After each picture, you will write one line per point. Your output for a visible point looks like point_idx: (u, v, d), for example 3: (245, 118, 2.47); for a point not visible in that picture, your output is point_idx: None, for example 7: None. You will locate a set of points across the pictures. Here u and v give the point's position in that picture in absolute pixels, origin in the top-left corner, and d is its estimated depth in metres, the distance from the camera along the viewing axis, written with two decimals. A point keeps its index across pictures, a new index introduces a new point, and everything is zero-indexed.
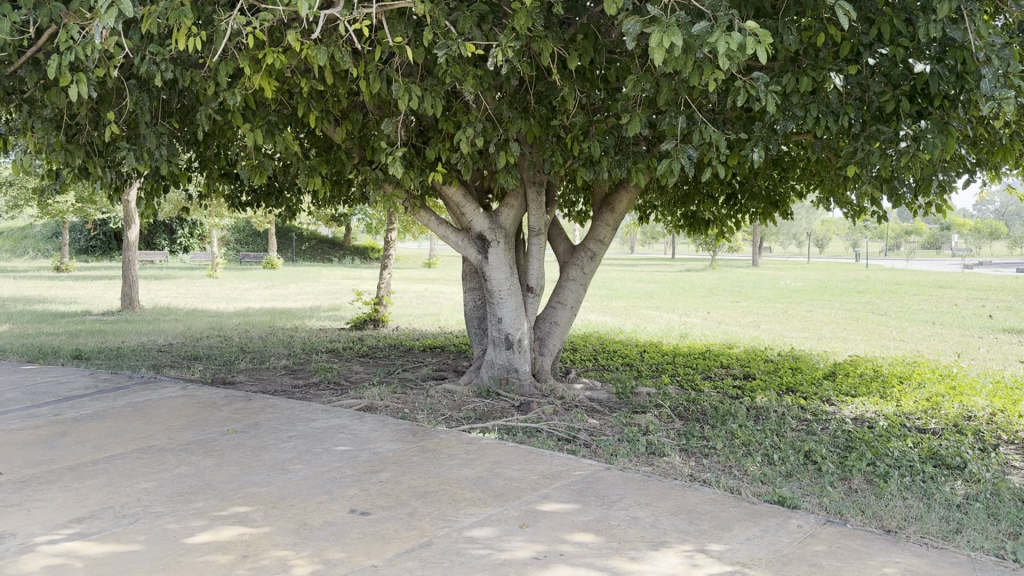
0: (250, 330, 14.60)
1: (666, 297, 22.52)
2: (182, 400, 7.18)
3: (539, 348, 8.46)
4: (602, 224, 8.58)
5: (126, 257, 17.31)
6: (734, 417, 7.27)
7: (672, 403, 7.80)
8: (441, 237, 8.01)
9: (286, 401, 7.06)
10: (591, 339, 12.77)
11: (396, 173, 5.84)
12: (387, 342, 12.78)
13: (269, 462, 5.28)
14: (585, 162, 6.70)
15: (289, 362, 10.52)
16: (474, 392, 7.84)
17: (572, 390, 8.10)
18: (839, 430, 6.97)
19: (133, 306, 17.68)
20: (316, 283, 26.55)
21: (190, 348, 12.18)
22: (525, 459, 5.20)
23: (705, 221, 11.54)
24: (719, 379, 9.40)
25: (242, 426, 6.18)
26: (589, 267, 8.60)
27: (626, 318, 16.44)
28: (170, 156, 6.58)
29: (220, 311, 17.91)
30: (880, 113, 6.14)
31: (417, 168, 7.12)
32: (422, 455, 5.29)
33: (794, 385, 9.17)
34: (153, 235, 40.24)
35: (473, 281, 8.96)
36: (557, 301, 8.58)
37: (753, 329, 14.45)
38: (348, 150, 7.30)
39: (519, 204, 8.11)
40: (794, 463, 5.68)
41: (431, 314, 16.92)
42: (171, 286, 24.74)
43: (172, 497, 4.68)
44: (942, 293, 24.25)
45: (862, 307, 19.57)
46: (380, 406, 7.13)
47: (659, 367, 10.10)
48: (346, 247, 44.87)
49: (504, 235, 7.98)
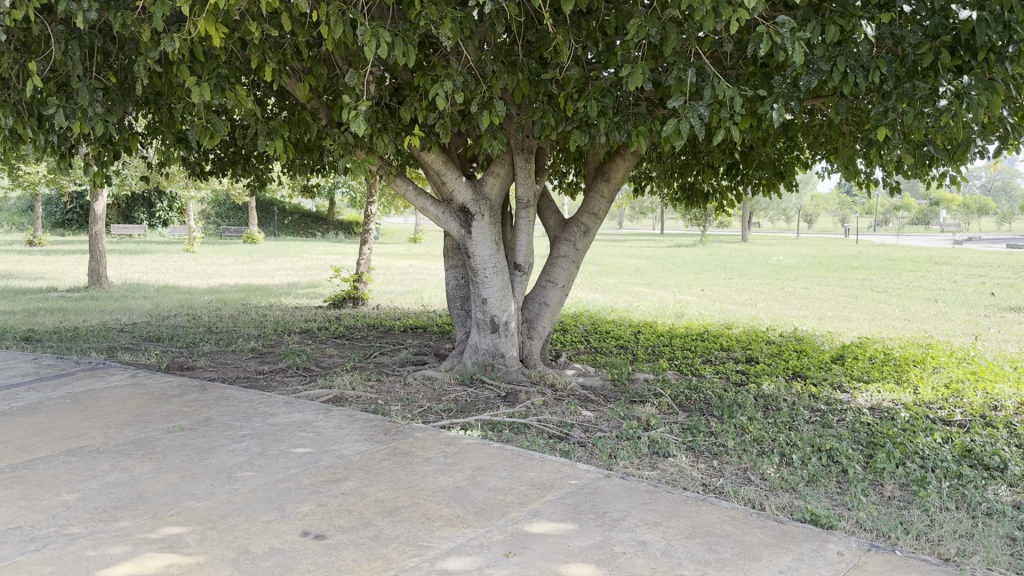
0: (221, 308, 13.81)
1: (657, 274, 21.87)
2: (129, 390, 6.42)
3: (527, 331, 7.75)
4: (596, 196, 7.83)
5: (92, 230, 16.42)
6: (741, 408, 6.61)
7: (672, 392, 7.12)
8: (418, 209, 7.24)
9: (245, 392, 6.33)
10: (581, 318, 12.07)
11: (360, 133, 5.04)
12: (366, 321, 12.05)
13: (214, 469, 4.55)
14: (580, 125, 5.94)
15: (258, 344, 9.77)
16: (456, 380, 7.14)
17: (563, 377, 7.42)
18: (859, 424, 6.34)
19: (100, 281, 16.80)
20: (297, 259, 25.72)
21: (154, 328, 11.38)
22: (511, 465, 4.50)
23: (704, 193, 10.82)
24: (720, 364, 8.73)
25: (191, 423, 5.46)
26: (581, 243, 7.87)
27: (618, 296, 15.77)
28: (107, 116, 5.80)
29: (193, 288, 17.08)
30: (914, 68, 5.43)
31: (391, 131, 6.35)
32: (393, 460, 4.58)
33: (801, 369, 8.55)
34: (131, 208, 39.20)
35: (456, 257, 8.21)
36: (547, 280, 7.85)
37: (751, 308, 13.80)
38: (314, 111, 6.51)
39: (505, 173, 7.35)
40: (817, 465, 5.01)
41: (414, 292, 16.18)
42: (146, 261, 23.86)
43: (93, 515, 3.95)
44: (939, 269, 23.75)
45: (859, 283, 19.01)
46: (350, 398, 6.40)
47: (656, 350, 9.44)
48: (329, 221, 43.91)
49: (489, 207, 7.22)
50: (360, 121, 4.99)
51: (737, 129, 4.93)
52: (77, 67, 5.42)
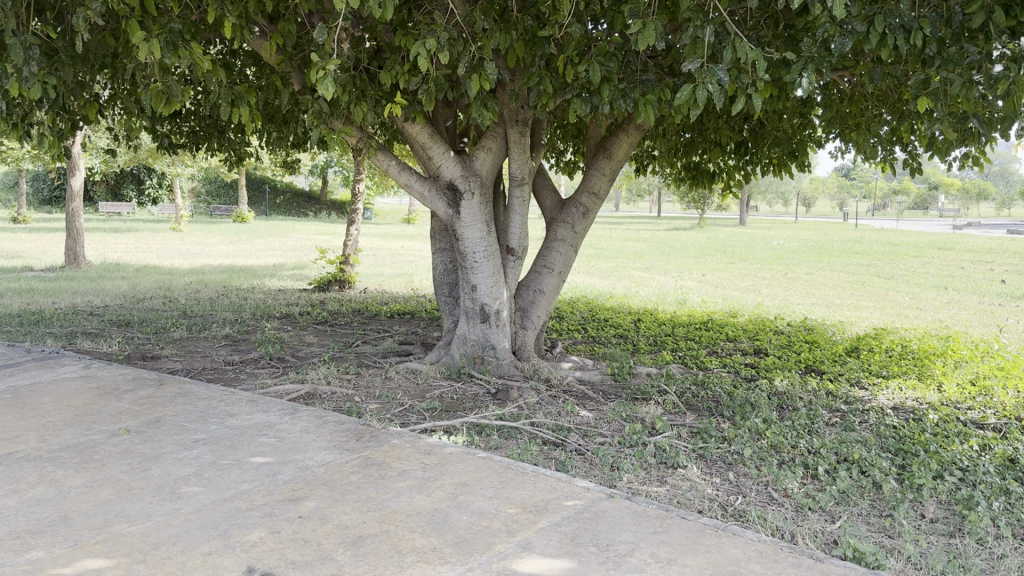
0: (200, 290, 13.14)
1: (657, 258, 21.27)
2: (78, 384, 5.79)
3: (521, 321, 7.14)
4: (597, 174, 7.19)
5: (68, 207, 15.69)
6: (755, 408, 6.02)
7: (677, 389, 6.52)
8: (402, 186, 6.59)
9: (207, 388, 5.71)
10: (578, 305, 11.45)
11: (329, 95, 4.41)
12: (351, 306, 11.42)
13: (156, 484, 3.94)
14: (580, 93, 5.30)
15: (232, 330, 9.13)
16: (442, 374, 6.54)
17: (559, 370, 6.82)
18: (885, 428, 5.76)
19: (77, 261, 16.07)
20: (287, 239, 25.00)
21: (125, 311, 10.72)
22: (500, 481, 3.89)
23: (710, 172, 10.22)
24: (727, 356, 8.14)
25: (140, 425, 4.83)
26: (580, 225, 7.23)
27: (616, 280, 15.15)
28: (47, 74, 5.15)
29: (174, 269, 16.38)
30: (960, 30, 4.79)
31: (369, 99, 5.76)
32: (363, 475, 3.97)
33: (814, 363, 7.97)
34: (120, 185, 38.36)
35: (444, 239, 7.58)
36: (542, 265, 7.23)
37: (754, 295, 13.20)
38: (285, 76, 5.92)
39: (497, 148, 6.70)
40: (847, 480, 4.42)
41: (404, 275, 15.52)
42: (129, 240, 23.12)
43: (2, 542, 3.33)
44: (944, 254, 23.19)
45: (865, 269, 18.45)
46: (324, 395, 5.79)
47: (658, 340, 8.86)
48: (322, 201, 43.11)
49: (480, 185, 6.57)
50: (327, 83, 4.36)
51: (760, 96, 4.28)
52: (7, 19, 4.74)
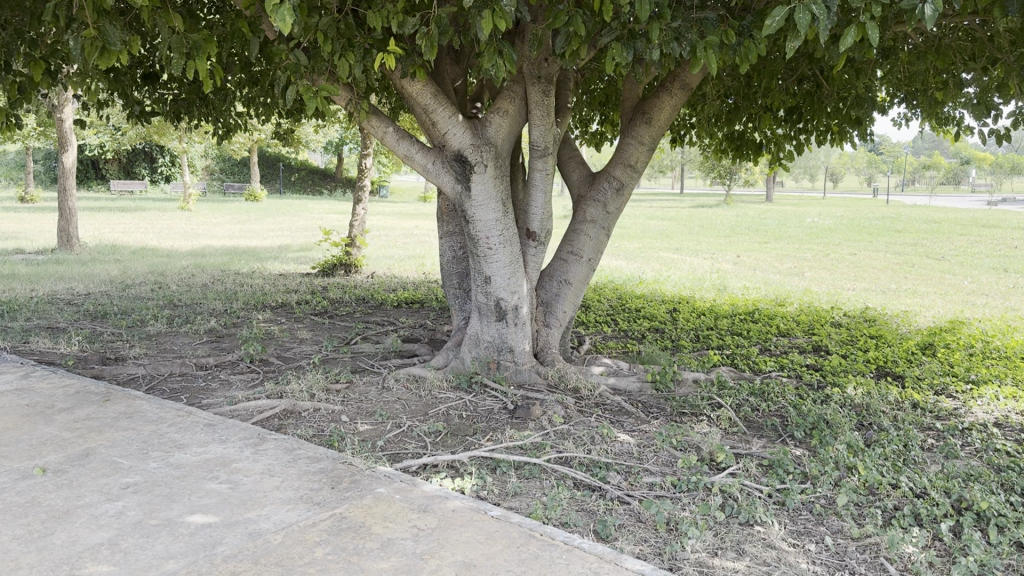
0: (195, 275, 12.14)
1: (686, 237, 20.13)
2: (6, 400, 4.75)
3: (543, 318, 6.06)
4: (634, 141, 6.01)
5: (61, 185, 14.70)
6: (832, 430, 4.92)
7: (733, 403, 5.42)
8: (402, 158, 5.50)
9: (162, 405, 4.66)
10: (605, 292, 10.34)
11: (287, 29, 3.46)
12: (355, 293, 10.38)
13: (54, 558, 2.88)
14: (621, 37, 4.20)
15: (218, 323, 8.10)
16: (450, 383, 5.48)
17: (589, 377, 5.73)
18: (997, 456, 4.65)
19: (71, 243, 15.10)
20: (297, 219, 24.00)
21: (106, 301, 9.72)
22: (520, 560, 2.81)
23: (757, 143, 9.03)
24: (783, 356, 7.01)
25: (61, 462, 3.79)
26: (613, 203, 6.09)
27: (645, 263, 13.98)
28: None
29: (173, 251, 15.40)
30: None
31: (355, 49, 4.73)
32: (333, 547, 2.91)
33: (885, 364, 6.84)
34: (131, 162, 37.49)
35: (453, 222, 6.47)
36: (569, 252, 6.11)
37: (798, 279, 12.03)
38: (255, 23, 4.89)
39: (515, 112, 5.55)
40: (985, 547, 3.31)
41: (415, 257, 14.45)
42: (134, 220, 22.26)
43: None
44: (992, 232, 21.79)
45: (912, 249, 17.15)
46: (304, 414, 4.73)
47: (699, 334, 7.74)
48: (337, 179, 42.09)
49: (494, 156, 5.44)
50: (283, 12, 3.43)
51: (872, 26, 3.12)
52: None
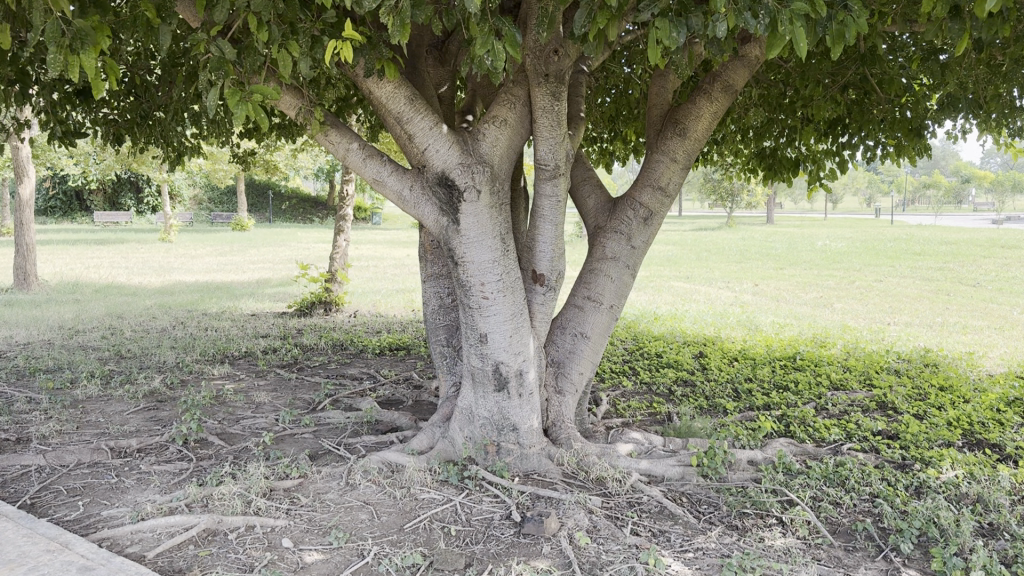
0: (156, 318, 10.83)
1: (695, 263, 18.95)
2: None
3: (555, 383, 4.80)
4: (664, 158, 4.76)
5: (17, 218, 13.40)
6: (951, 543, 3.63)
7: (808, 498, 4.12)
8: (372, 183, 4.25)
9: (32, 530, 3.33)
10: (619, 332, 9.07)
11: None
12: (331, 337, 9.07)
13: None
14: (665, 11, 2.97)
15: (162, 383, 6.77)
16: (438, 477, 4.16)
17: (616, 460, 4.44)
18: None
19: (28, 281, 13.74)
20: (281, 250, 22.71)
21: (43, 352, 8.37)
22: None
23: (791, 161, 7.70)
24: (846, 418, 5.74)
25: None
26: (639, 235, 4.83)
27: (657, 295, 12.74)
28: None
29: (141, 289, 14.09)
30: None
31: (300, 37, 3.46)
32: None
33: (975, 427, 5.55)
34: (117, 194, 36.27)
35: (438, 262, 5.23)
36: (585, 297, 4.85)
37: (829, 313, 10.79)
38: (163, 6, 3.59)
39: (516, 121, 4.32)
40: None
41: (404, 292, 13.16)
42: (109, 253, 20.94)
43: None
44: (1015, 254, 20.53)
45: (941, 274, 15.95)
46: (230, 537, 3.44)
47: (739, 389, 6.46)
48: (329, 207, 40.97)
49: (490, 177, 4.18)
50: None
51: None
52: None
